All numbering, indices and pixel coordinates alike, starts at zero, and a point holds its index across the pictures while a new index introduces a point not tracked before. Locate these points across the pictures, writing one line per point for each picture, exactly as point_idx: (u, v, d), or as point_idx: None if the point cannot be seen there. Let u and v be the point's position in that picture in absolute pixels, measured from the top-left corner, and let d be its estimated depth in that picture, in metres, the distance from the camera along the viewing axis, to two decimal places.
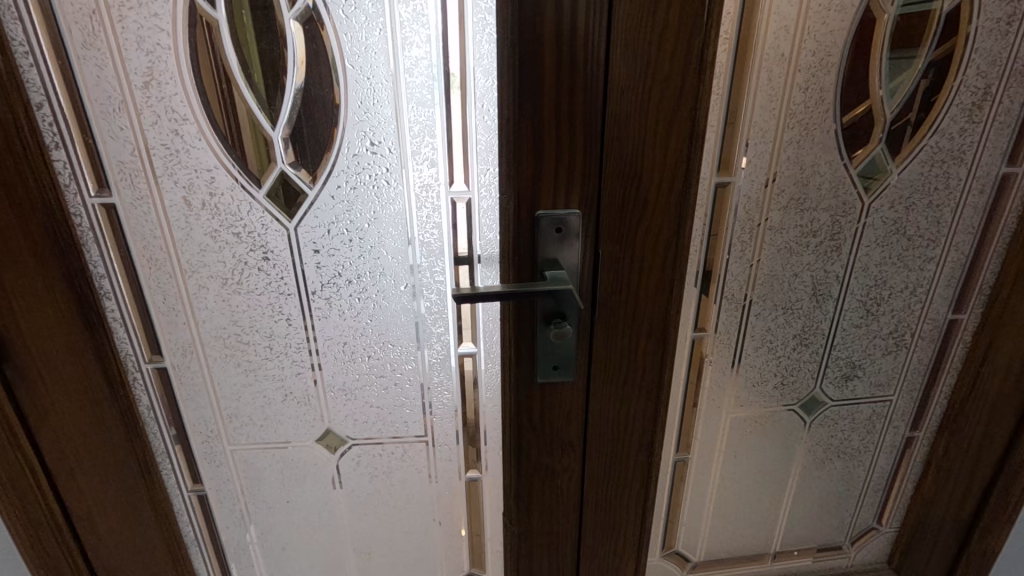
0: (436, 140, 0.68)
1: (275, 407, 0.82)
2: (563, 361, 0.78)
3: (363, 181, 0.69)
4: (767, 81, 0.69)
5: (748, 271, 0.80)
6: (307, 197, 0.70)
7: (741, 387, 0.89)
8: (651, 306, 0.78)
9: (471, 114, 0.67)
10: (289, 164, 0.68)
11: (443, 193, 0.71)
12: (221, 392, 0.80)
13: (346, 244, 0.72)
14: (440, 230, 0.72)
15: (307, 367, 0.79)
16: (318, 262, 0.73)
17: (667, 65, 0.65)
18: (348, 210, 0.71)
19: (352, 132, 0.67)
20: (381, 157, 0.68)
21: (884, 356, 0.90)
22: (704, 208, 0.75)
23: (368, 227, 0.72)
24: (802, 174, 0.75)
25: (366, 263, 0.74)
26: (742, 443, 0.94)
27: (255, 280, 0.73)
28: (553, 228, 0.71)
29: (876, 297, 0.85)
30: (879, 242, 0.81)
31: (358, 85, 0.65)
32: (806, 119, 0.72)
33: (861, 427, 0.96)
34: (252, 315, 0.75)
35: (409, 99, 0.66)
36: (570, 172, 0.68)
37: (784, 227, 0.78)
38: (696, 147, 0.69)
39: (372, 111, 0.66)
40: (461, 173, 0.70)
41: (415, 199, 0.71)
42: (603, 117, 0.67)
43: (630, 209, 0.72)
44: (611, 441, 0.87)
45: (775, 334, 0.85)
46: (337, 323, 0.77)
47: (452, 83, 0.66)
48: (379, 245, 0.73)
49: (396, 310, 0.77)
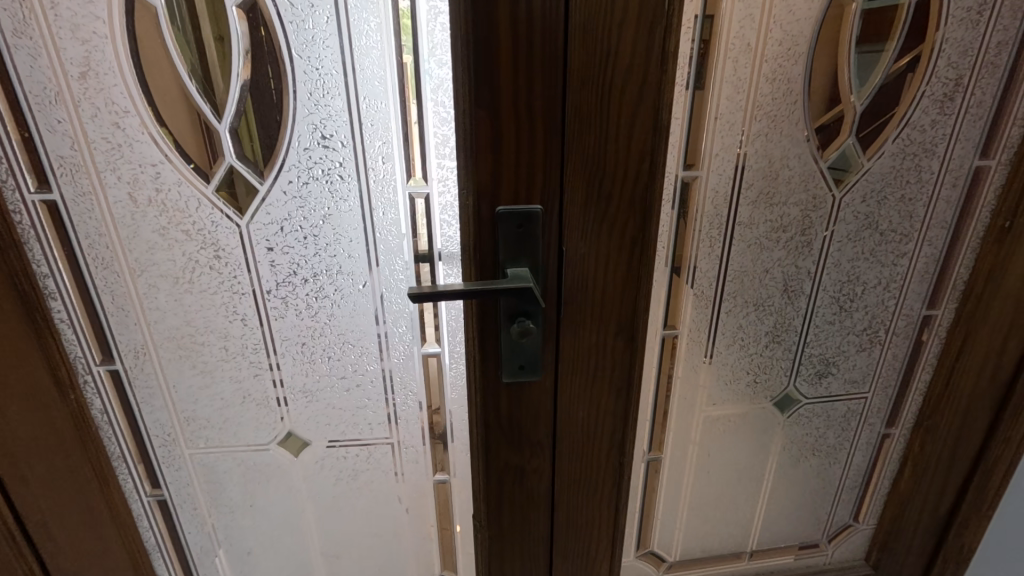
0: (391, 132, 0.66)
1: (235, 410, 0.80)
2: (530, 361, 0.76)
3: (316, 176, 0.67)
4: (733, 72, 0.67)
5: (718, 267, 0.78)
6: (258, 194, 0.67)
7: (713, 385, 0.88)
8: (617, 303, 0.76)
9: (427, 106, 0.65)
10: (238, 159, 0.66)
11: (400, 188, 0.69)
12: (177, 394, 0.78)
13: (301, 241, 0.70)
14: (399, 227, 0.71)
15: (266, 368, 0.77)
16: (273, 260, 0.71)
17: (627, 55, 0.63)
18: (302, 206, 0.68)
19: (302, 126, 0.65)
20: (335, 151, 0.66)
21: (858, 353, 0.89)
22: (671, 203, 0.73)
23: (323, 224, 0.69)
24: (771, 168, 0.73)
25: (322, 261, 0.71)
26: (715, 442, 0.93)
27: (207, 278, 0.71)
28: (515, 223, 0.69)
29: (848, 293, 0.84)
30: (850, 237, 0.80)
31: (307, 76, 0.63)
32: (773, 111, 0.70)
33: (836, 425, 0.95)
34: (206, 315, 0.73)
35: (361, 91, 0.64)
36: (530, 166, 0.66)
37: (753, 222, 0.76)
38: (661, 140, 0.67)
39: (323, 103, 0.64)
40: (418, 168, 0.68)
41: (371, 194, 0.69)
42: (563, 109, 0.64)
43: (593, 204, 0.70)
44: (581, 441, 0.85)
45: (746, 331, 0.84)
46: (294, 322, 0.75)
47: (405, 72, 0.63)
48: (335, 243, 0.71)
49: (355, 309, 0.75)
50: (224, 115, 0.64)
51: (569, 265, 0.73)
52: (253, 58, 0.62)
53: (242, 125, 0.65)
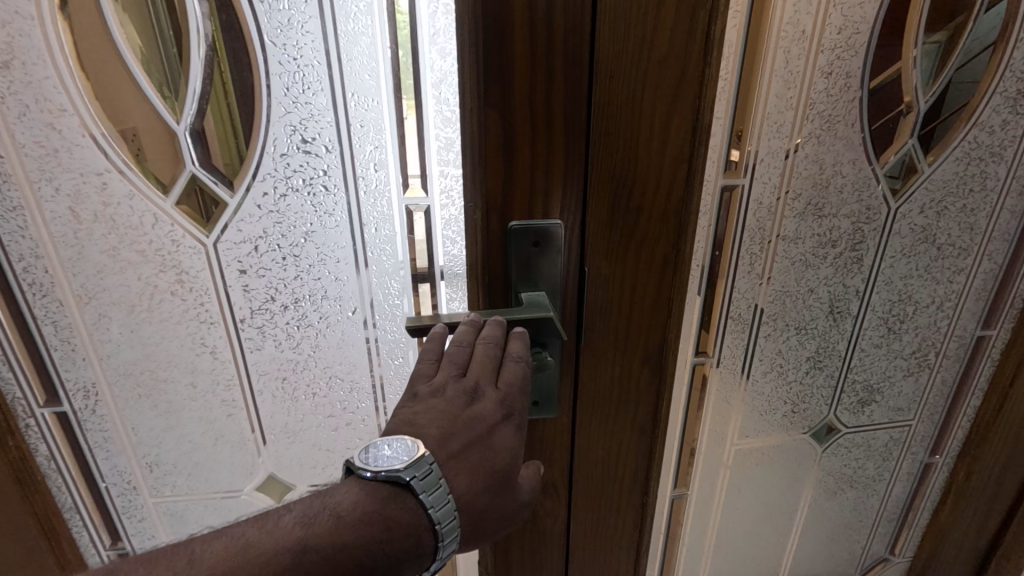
0: (385, 136, 0.55)
1: (205, 453, 0.69)
2: (544, 395, 0.67)
3: (296, 187, 0.57)
4: (785, 64, 0.58)
5: (758, 287, 0.69)
6: (227, 208, 0.57)
7: (747, 416, 0.79)
8: (645, 330, 0.67)
9: (427, 104, 0.54)
10: (201, 167, 0.55)
11: (396, 201, 0.59)
12: (136, 437, 0.67)
13: (279, 263, 0.60)
14: (394, 245, 0.60)
15: (240, 407, 0.67)
16: (246, 285, 0.60)
17: (666, 44, 0.53)
18: (280, 222, 0.58)
19: (278, 128, 0.54)
20: (318, 158, 0.56)
21: (904, 379, 0.80)
22: (708, 216, 0.64)
23: (305, 243, 0.59)
24: (822, 175, 0.64)
25: (305, 285, 0.61)
26: (746, 477, 0.84)
27: (168, 306, 0.60)
28: (531, 242, 0.59)
29: (898, 313, 0.75)
30: (905, 252, 0.71)
31: (282, 68, 0.52)
32: (828, 110, 0.60)
33: (876, 455, 0.87)
34: (168, 348, 0.63)
35: (349, 86, 0.53)
36: (549, 175, 0.57)
37: (799, 236, 0.67)
38: (701, 145, 0.58)
39: (302, 100, 0.53)
40: (417, 177, 0.57)
41: (361, 208, 0.58)
42: (590, 108, 0.54)
43: (620, 218, 0.60)
44: (600, 480, 0.76)
45: (785, 357, 0.75)
46: (273, 355, 0.64)
47: (401, 63, 0.53)
48: (320, 264, 0.60)
49: (344, 339, 0.64)
50: (183, 115, 0.54)
51: (592, 287, 0.63)
52: (216, 46, 0.51)
53: (206, 126, 0.54)
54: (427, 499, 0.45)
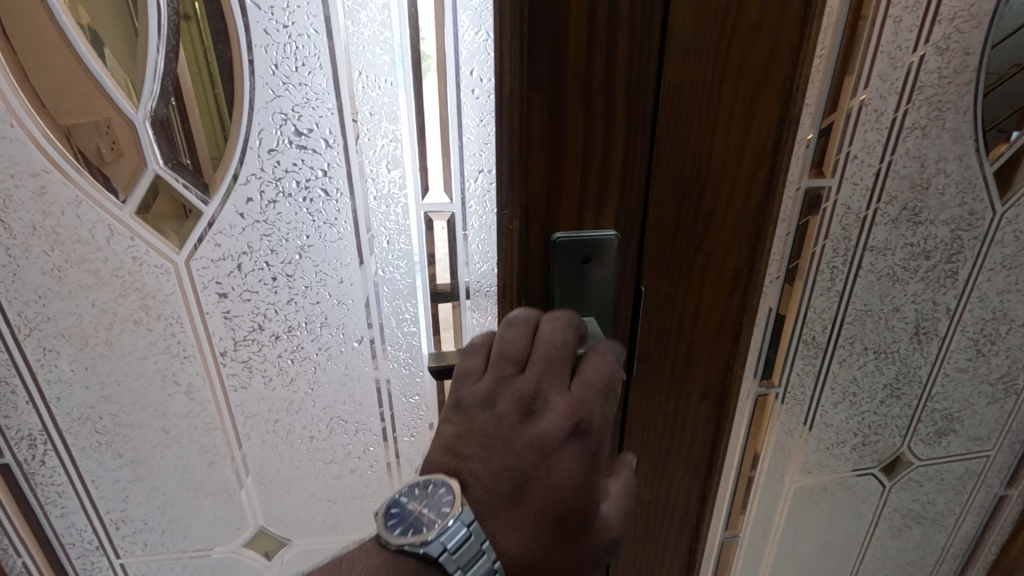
0: (401, 126, 0.44)
1: (182, 507, 0.58)
2: None
3: (288, 191, 0.45)
4: (893, 38, 0.47)
5: (836, 307, 0.59)
6: (202, 217, 0.46)
7: (811, 450, 0.68)
8: (707, 358, 0.56)
9: (456, 86, 0.43)
10: (167, 167, 0.44)
11: (414, 207, 0.47)
12: (97, 491, 0.56)
13: (268, 284, 0.48)
14: (411, 261, 0.49)
15: (223, 454, 0.56)
16: (227, 311, 0.49)
17: (758, 10, 0.42)
18: (268, 235, 0.47)
19: (264, 116, 0.42)
20: (316, 154, 0.44)
21: (988, 406, 0.70)
22: (788, 224, 0.53)
23: (300, 259, 0.48)
24: (922, 173, 0.53)
25: (300, 311, 0.50)
26: (804, 516, 0.74)
27: (132, 336, 0.49)
28: (581, 257, 0.47)
29: (990, 334, 0.65)
30: (1005, 264, 0.60)
31: (268, 37, 0.40)
32: (937, 95, 0.50)
33: (947, 488, 0.77)
34: (133, 388, 0.52)
35: (357, 62, 0.42)
36: (604, 174, 0.45)
37: (888, 247, 0.56)
38: (789, 137, 0.47)
39: (295, 80, 0.42)
40: (439, 178, 0.46)
41: (370, 216, 0.47)
42: (660, 90, 0.43)
43: (685, 227, 0.49)
44: (645, 527, 0.66)
45: (860, 386, 0.65)
46: (262, 395, 0.53)
47: (422, 33, 0.41)
48: (318, 285, 0.49)
49: (348, 374, 0.53)
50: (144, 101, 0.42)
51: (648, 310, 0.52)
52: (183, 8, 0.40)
53: (171, 114, 0.43)
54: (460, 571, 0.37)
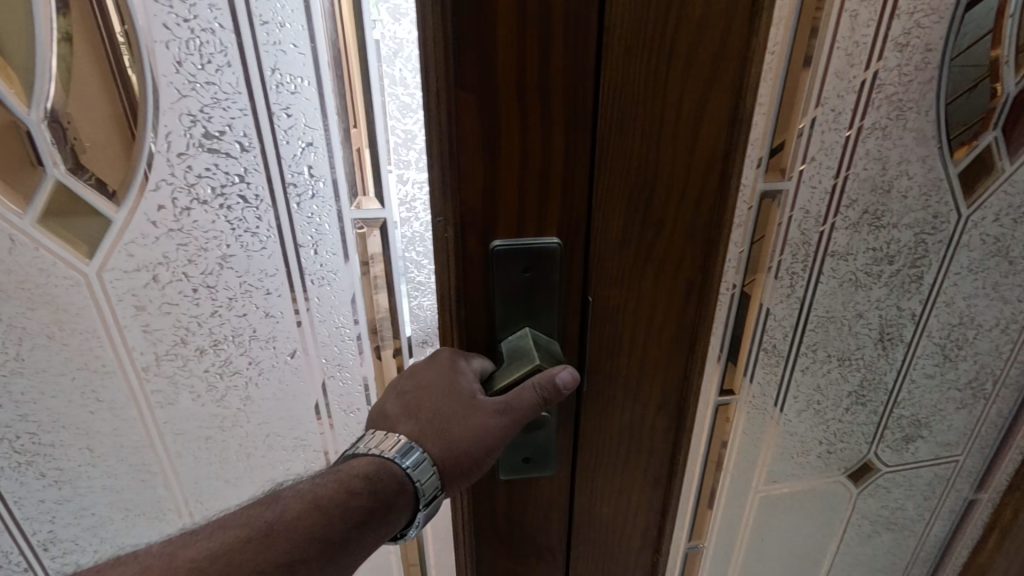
0: (321, 129, 0.42)
1: (115, 527, 0.56)
2: (537, 454, 0.55)
3: (202, 198, 0.43)
4: (850, 33, 0.44)
5: (798, 315, 0.56)
6: (111, 226, 0.43)
7: (777, 459, 0.66)
8: (662, 369, 0.54)
9: (376, 86, 0.41)
10: (67, 171, 0.41)
11: (342, 215, 0.45)
12: (22, 513, 0.53)
13: (189, 296, 0.46)
14: (341, 272, 0.47)
15: (154, 472, 0.54)
16: (147, 325, 0.47)
17: (702, 4, 0.39)
18: (185, 245, 0.44)
19: (171, 118, 0.40)
20: (231, 159, 0.42)
21: (956, 411, 0.69)
22: (743, 229, 0.51)
23: (222, 271, 0.45)
24: (884, 176, 0.51)
25: (225, 324, 0.48)
26: (772, 524, 0.72)
27: (45, 352, 0.47)
28: (519, 266, 0.45)
29: (957, 339, 0.63)
30: (971, 268, 0.59)
31: (168, 33, 0.38)
32: (898, 94, 0.47)
33: (917, 494, 0.76)
34: (51, 406, 0.49)
35: (270, 60, 0.39)
36: (542, 179, 0.43)
37: (850, 252, 0.54)
38: (741, 138, 0.44)
39: (202, 79, 0.39)
40: (364, 184, 0.44)
41: (295, 224, 0.45)
42: (597, 89, 0.41)
43: (634, 234, 0.47)
44: (606, 541, 0.64)
45: (824, 394, 0.62)
46: (191, 410, 0.51)
47: (338, 29, 0.39)
48: (244, 296, 0.47)
49: (283, 387, 0.52)
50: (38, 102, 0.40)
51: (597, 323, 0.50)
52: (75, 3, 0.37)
53: (69, 116, 0.40)
54: (399, 455, 0.44)
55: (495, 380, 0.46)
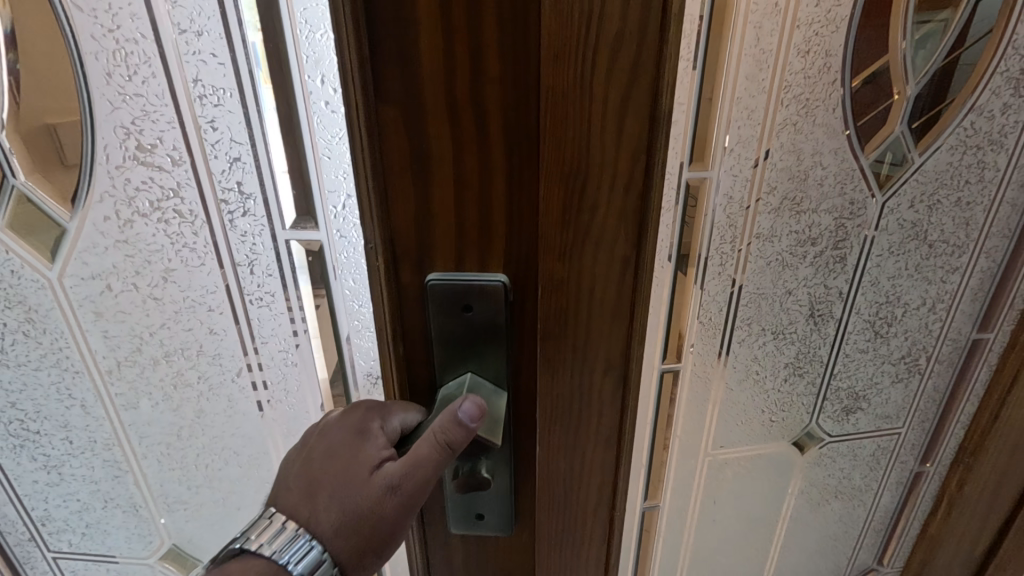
0: (246, 147, 0.51)
1: (96, 514, 0.68)
2: (488, 510, 0.70)
3: (142, 211, 0.52)
4: (755, 42, 0.51)
5: (730, 291, 0.63)
6: (69, 236, 0.53)
7: (722, 426, 0.73)
8: (605, 337, 0.61)
9: (297, 106, 0.49)
10: (28, 184, 0.52)
11: (275, 232, 0.54)
12: (23, 490, 0.66)
13: (139, 304, 0.56)
14: (273, 290, 0.56)
15: (125, 470, 0.65)
16: (105, 331, 0.57)
17: (617, 20, 0.47)
18: (132, 257, 0.54)
19: (108, 133, 0.49)
20: (166, 172, 0.51)
21: (892, 385, 0.75)
22: (673, 212, 0.58)
23: (165, 286, 0.55)
24: (799, 166, 0.58)
25: (174, 334, 0.58)
26: (722, 489, 0.79)
27: (24, 349, 0.58)
28: (458, 305, 0.56)
29: (886, 316, 0.69)
30: (893, 250, 0.65)
31: (104, 65, 0.47)
32: (804, 94, 0.54)
33: (863, 464, 0.82)
34: (35, 398, 0.60)
35: (194, 75, 0.48)
36: (478, 187, 0.51)
37: (775, 234, 0.61)
38: (661, 133, 0.51)
39: (134, 101, 0.49)
40: (288, 203, 0.53)
41: (228, 245, 0.54)
42: (500, 114, 0.49)
43: (573, 218, 0.54)
44: (563, 497, 0.71)
45: (761, 365, 0.69)
46: (150, 415, 0.62)
47: (255, 58, 0.48)
48: (189, 309, 0.56)
49: (230, 403, 0.62)
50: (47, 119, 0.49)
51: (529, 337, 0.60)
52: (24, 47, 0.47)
53: (27, 144, 0.50)
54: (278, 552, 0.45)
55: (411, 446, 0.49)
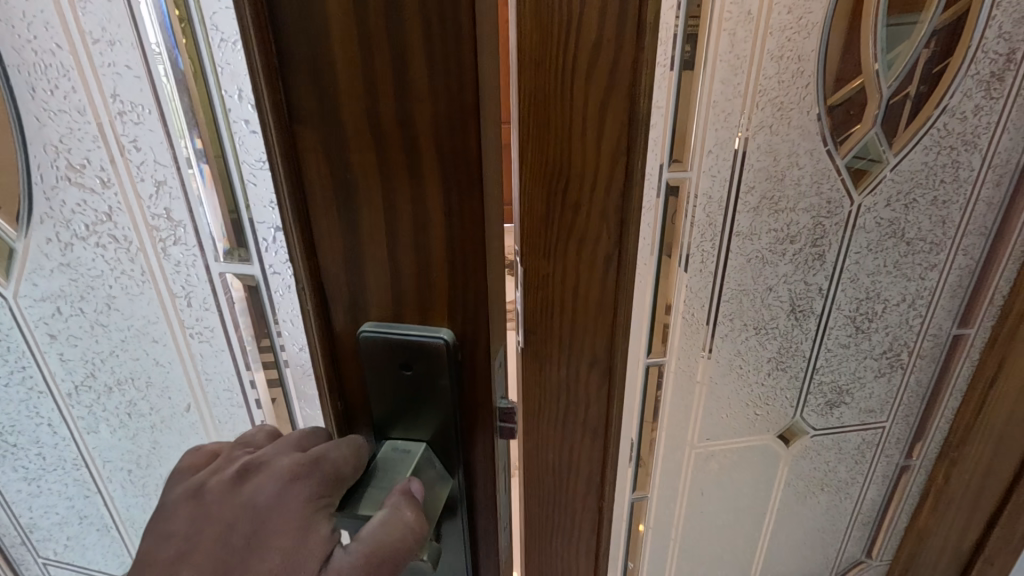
0: (170, 173, 0.47)
1: (74, 529, 0.71)
2: None
3: (80, 236, 0.51)
4: (730, 48, 0.54)
5: (711, 287, 0.66)
6: (19, 256, 0.52)
7: (706, 419, 0.75)
8: (590, 331, 0.64)
9: (219, 129, 0.44)
10: None
11: (207, 267, 0.51)
12: (10, 501, 0.68)
13: (89, 329, 0.56)
14: (211, 324, 0.54)
15: (94, 489, 0.67)
16: (61, 353, 0.58)
17: (595, 30, 0.50)
18: (77, 280, 0.53)
19: (38, 153, 0.47)
20: (96, 195, 0.48)
21: (875, 380, 0.77)
22: (654, 212, 0.60)
23: (112, 314, 0.55)
24: (776, 167, 0.60)
25: (124, 360, 0.58)
26: (709, 481, 0.81)
27: None
28: (399, 363, 0.37)
29: (867, 312, 0.71)
30: (871, 248, 0.67)
31: (24, 81, 0.44)
32: (779, 97, 0.57)
33: (848, 458, 0.83)
34: (7, 411, 0.62)
35: (112, 91, 0.44)
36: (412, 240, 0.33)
37: (754, 233, 0.63)
38: (640, 135, 0.54)
39: (59, 121, 0.46)
40: (218, 235, 0.49)
41: (164, 275, 0.52)
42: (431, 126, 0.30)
43: (556, 215, 0.58)
44: (552, 486, 0.74)
45: (744, 359, 0.71)
46: (110, 438, 0.63)
47: (170, 77, 0.43)
48: (135, 337, 0.56)
49: (182, 430, 0.62)
50: None
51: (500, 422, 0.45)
52: None
53: None
54: None
55: (360, 499, 0.37)
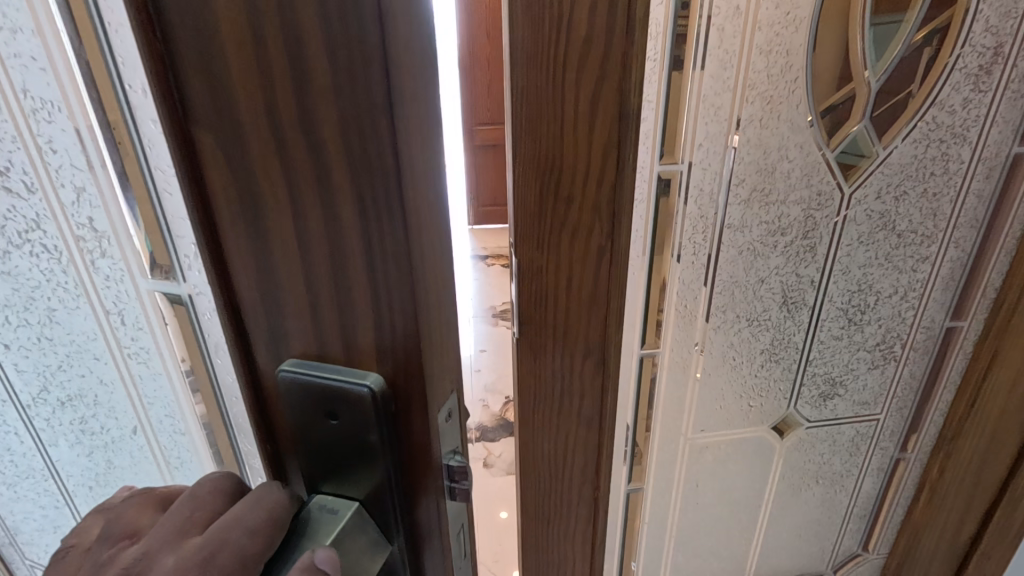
0: (87, 174, 0.34)
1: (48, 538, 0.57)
2: None
3: (13, 241, 0.39)
4: (719, 43, 0.55)
5: (704, 279, 0.67)
6: None
7: (699, 412, 0.76)
8: (584, 321, 0.65)
9: (108, 89, 0.27)
10: None
11: (136, 283, 0.37)
12: None
13: (35, 347, 0.44)
14: (153, 351, 0.40)
15: (64, 502, 0.53)
16: (14, 362, 0.45)
17: (585, 25, 0.51)
18: (18, 289, 0.41)
19: None
20: (21, 201, 0.37)
21: (868, 372, 0.77)
22: (646, 204, 0.62)
23: (57, 332, 0.43)
24: (766, 160, 0.61)
25: (74, 382, 0.45)
26: (703, 472, 0.81)
27: None
28: (321, 413, 0.25)
29: (859, 304, 0.72)
30: (862, 240, 0.67)
31: None
32: (768, 91, 0.57)
33: (843, 450, 0.84)
34: None
35: (22, 84, 0.33)
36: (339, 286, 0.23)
37: (745, 225, 0.64)
38: (630, 128, 0.55)
39: None
40: (141, 247, 0.34)
41: (97, 284, 0.39)
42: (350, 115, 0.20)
43: (549, 207, 0.59)
44: (549, 475, 0.76)
45: (737, 350, 0.72)
46: (72, 458, 0.50)
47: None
48: (77, 358, 0.44)
49: (134, 463, 0.48)
50: None
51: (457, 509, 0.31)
52: None
53: None
54: None
55: None
